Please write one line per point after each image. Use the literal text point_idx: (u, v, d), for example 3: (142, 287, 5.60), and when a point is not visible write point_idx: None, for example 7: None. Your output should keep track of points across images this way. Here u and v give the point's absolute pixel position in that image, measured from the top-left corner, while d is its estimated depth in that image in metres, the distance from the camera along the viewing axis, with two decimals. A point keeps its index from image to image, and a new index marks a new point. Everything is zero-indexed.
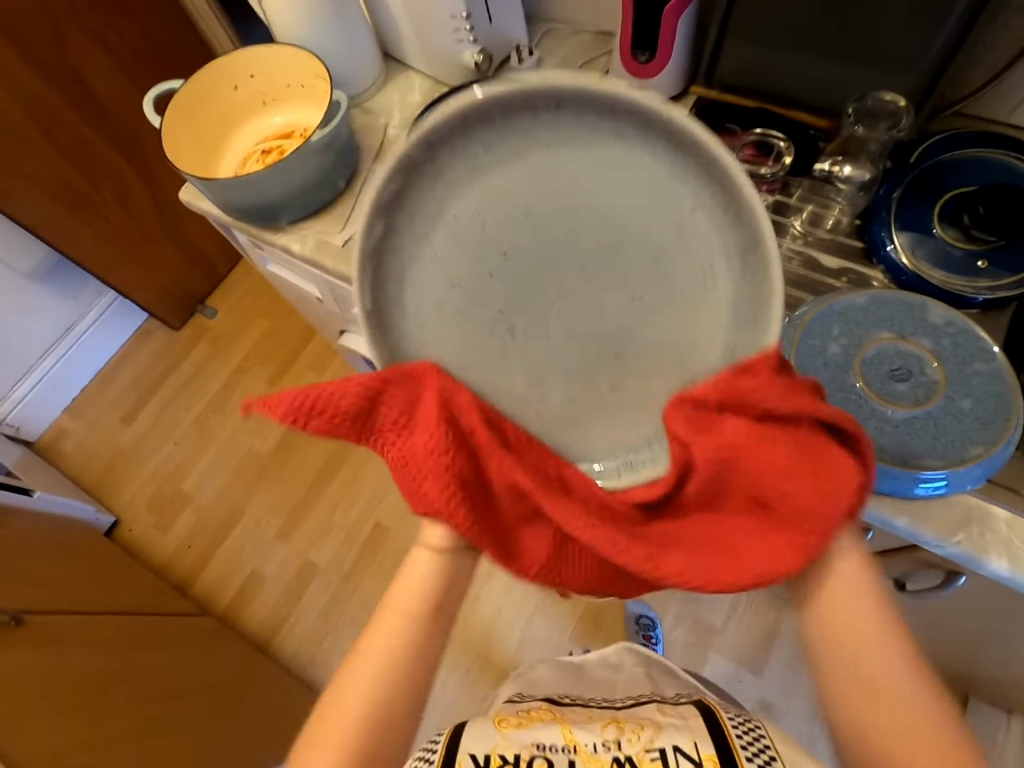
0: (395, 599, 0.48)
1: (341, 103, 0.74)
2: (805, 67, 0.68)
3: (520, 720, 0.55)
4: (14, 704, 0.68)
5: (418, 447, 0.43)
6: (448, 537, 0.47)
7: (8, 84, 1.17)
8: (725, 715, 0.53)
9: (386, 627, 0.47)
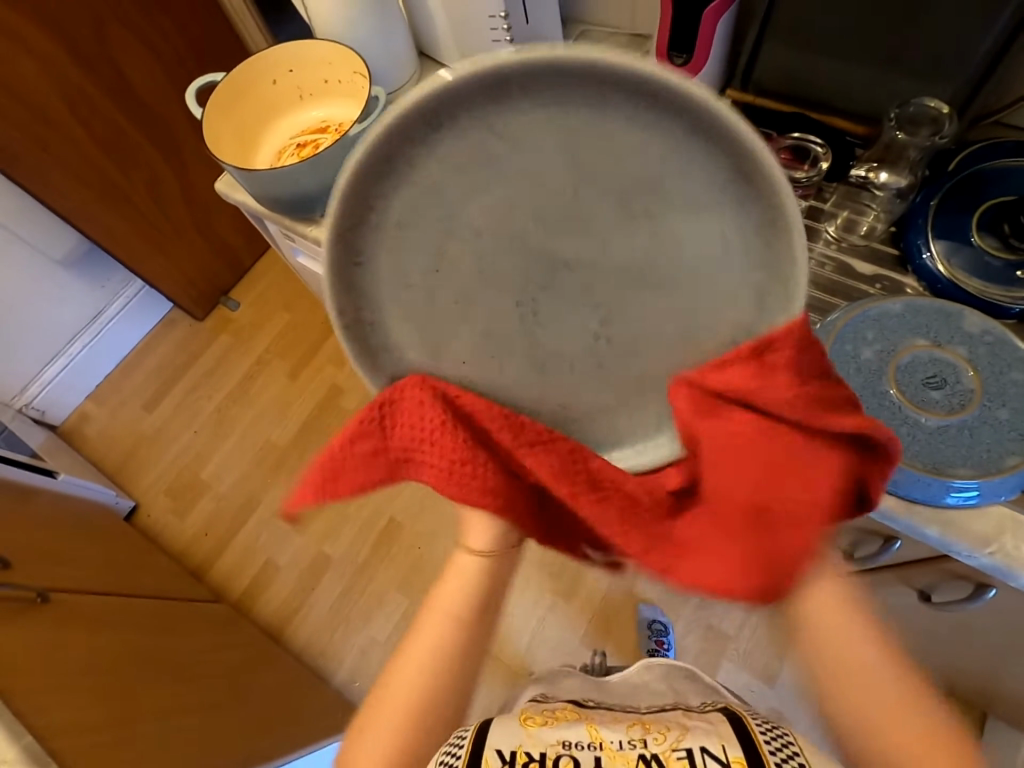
0: (440, 599, 0.50)
1: (380, 99, 0.74)
2: (844, 72, 0.68)
3: (545, 718, 0.56)
4: (42, 678, 0.70)
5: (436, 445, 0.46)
6: (486, 542, 0.50)
7: (50, 74, 1.20)
8: (751, 720, 0.53)
9: (432, 628, 0.49)
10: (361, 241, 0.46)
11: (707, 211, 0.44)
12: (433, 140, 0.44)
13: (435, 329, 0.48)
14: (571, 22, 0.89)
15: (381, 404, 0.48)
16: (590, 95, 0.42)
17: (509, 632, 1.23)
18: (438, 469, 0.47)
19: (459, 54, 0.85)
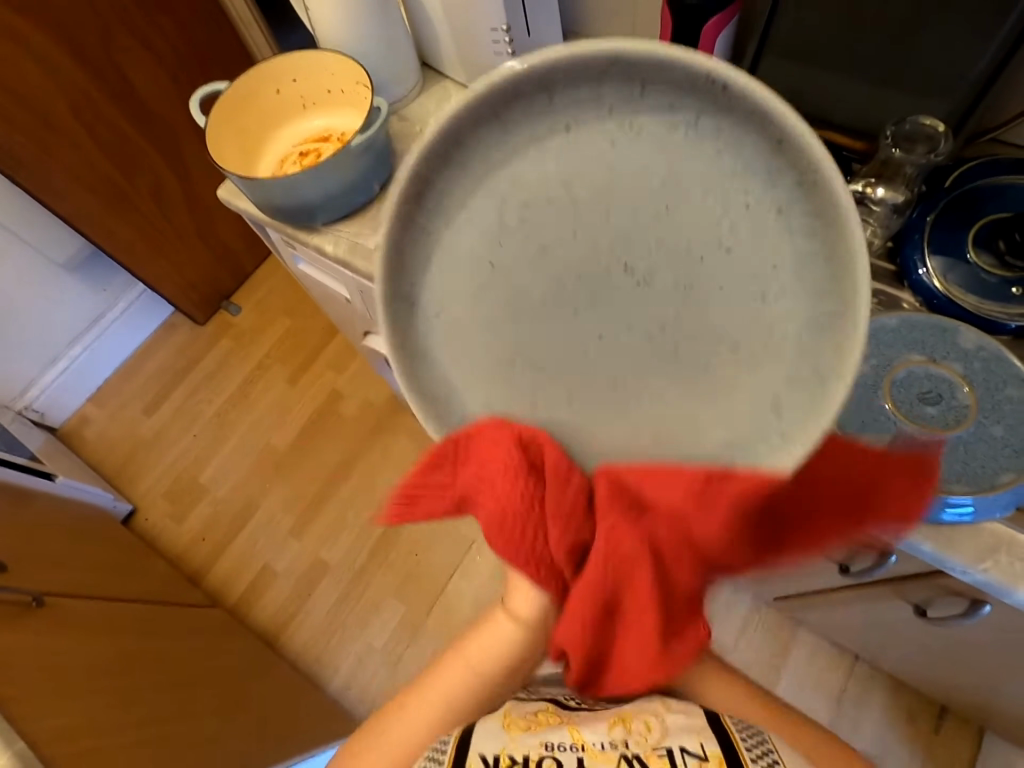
0: (471, 648, 0.55)
1: (381, 109, 0.75)
2: (841, 88, 0.69)
3: (527, 721, 0.54)
4: (38, 683, 0.70)
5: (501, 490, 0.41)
6: (530, 610, 0.53)
7: (56, 80, 1.21)
8: (733, 725, 0.53)
9: (460, 669, 0.55)
10: (413, 228, 0.45)
11: (775, 232, 0.40)
12: (509, 135, 0.43)
13: (480, 342, 0.45)
14: (572, 35, 0.90)
15: (449, 447, 0.43)
16: (667, 98, 0.40)
17: None
18: (505, 524, 0.42)
19: (461, 65, 0.86)
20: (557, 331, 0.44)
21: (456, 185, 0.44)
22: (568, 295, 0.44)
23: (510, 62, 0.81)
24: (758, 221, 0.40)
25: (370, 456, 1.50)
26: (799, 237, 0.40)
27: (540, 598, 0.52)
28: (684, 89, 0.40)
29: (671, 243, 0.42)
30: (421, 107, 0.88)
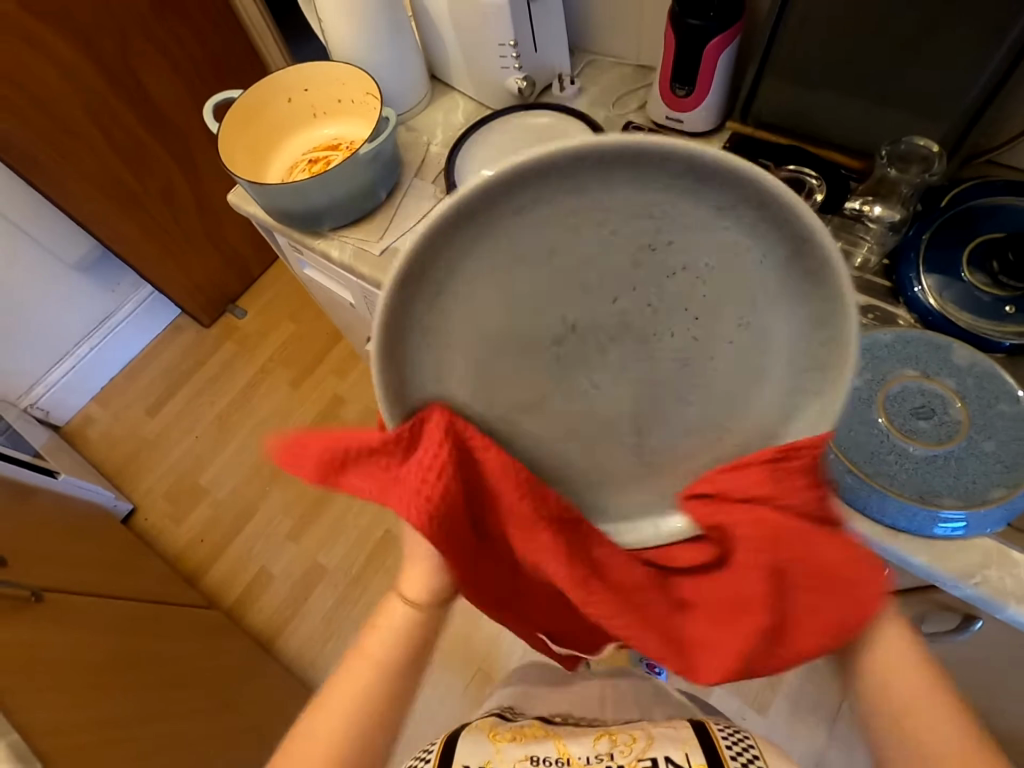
0: (369, 644, 0.49)
1: (390, 120, 0.77)
2: (840, 109, 0.70)
3: (514, 734, 0.56)
4: (35, 675, 0.70)
5: (416, 467, 0.39)
6: (427, 592, 0.50)
7: (73, 84, 1.24)
8: (715, 726, 0.53)
9: (359, 670, 0.48)
10: (418, 268, 0.37)
11: (777, 302, 0.39)
12: (549, 186, 0.36)
13: (476, 402, 0.41)
14: (578, 52, 0.92)
15: (398, 437, 0.40)
16: (657, 172, 0.36)
17: (500, 651, 1.24)
18: (423, 510, 0.39)
19: (469, 79, 0.88)
20: (550, 396, 0.42)
21: (445, 279, 0.38)
22: (565, 368, 0.42)
23: (517, 76, 0.83)
24: (766, 288, 0.39)
25: None
26: (804, 306, 0.39)
27: (438, 573, 0.50)
28: (743, 196, 0.36)
29: (681, 338, 0.41)
30: (428, 118, 0.90)
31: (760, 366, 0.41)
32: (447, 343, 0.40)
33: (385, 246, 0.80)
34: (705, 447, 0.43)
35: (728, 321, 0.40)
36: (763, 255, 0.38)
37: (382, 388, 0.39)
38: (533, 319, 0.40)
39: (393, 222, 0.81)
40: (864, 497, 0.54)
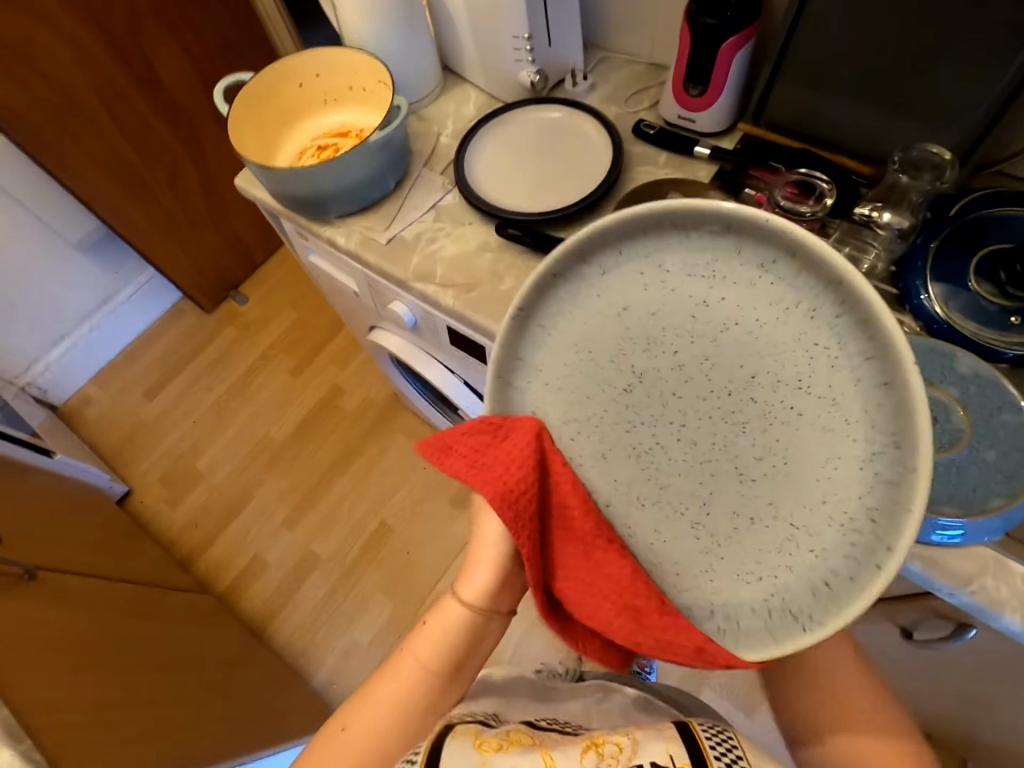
0: (419, 641, 0.56)
1: (402, 108, 0.77)
2: (852, 114, 0.70)
3: (498, 742, 0.53)
4: (28, 649, 0.70)
5: (503, 454, 0.44)
6: (480, 596, 0.55)
7: (82, 63, 1.23)
8: (698, 727, 0.53)
9: (409, 664, 0.55)
10: (542, 288, 0.46)
11: (849, 392, 0.39)
12: (659, 245, 0.43)
13: (558, 415, 0.46)
14: (591, 48, 0.92)
15: (496, 423, 0.46)
16: (756, 246, 0.40)
17: (491, 646, 1.24)
18: (499, 497, 0.43)
19: (481, 71, 0.87)
20: (616, 432, 0.45)
21: (567, 292, 0.46)
22: (633, 413, 0.44)
23: (530, 70, 0.82)
24: (838, 377, 0.39)
25: (368, 451, 1.51)
26: (876, 400, 0.38)
27: (494, 583, 0.55)
28: (822, 282, 0.39)
29: (743, 407, 0.41)
30: (439, 109, 0.90)
31: (830, 456, 0.39)
32: (553, 346, 0.47)
33: (392, 234, 0.79)
34: (764, 530, 0.41)
35: (793, 402, 0.40)
36: (837, 342, 0.39)
37: (496, 379, 0.48)
38: (615, 356, 0.45)
39: (402, 210, 0.81)
40: None
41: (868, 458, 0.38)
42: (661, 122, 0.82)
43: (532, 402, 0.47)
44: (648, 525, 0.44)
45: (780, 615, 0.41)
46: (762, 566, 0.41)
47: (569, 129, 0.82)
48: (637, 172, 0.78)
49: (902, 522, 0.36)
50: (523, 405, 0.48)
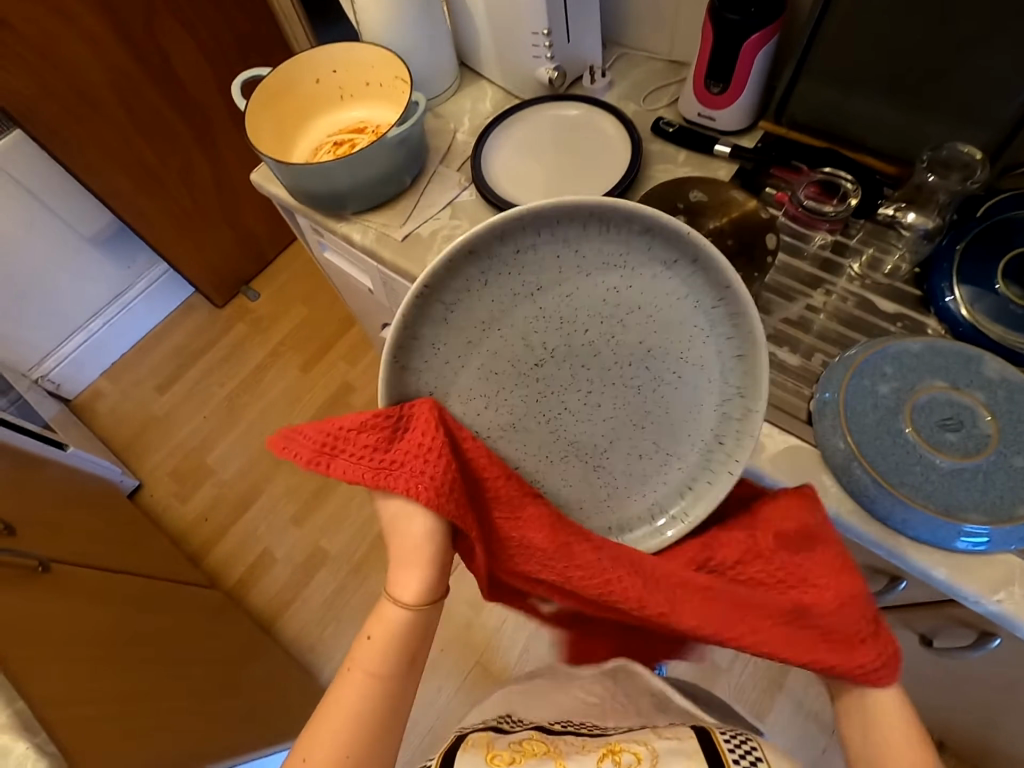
0: (358, 657, 0.51)
1: (419, 104, 0.76)
2: (877, 113, 0.69)
3: (513, 755, 0.55)
4: (47, 638, 0.71)
5: (412, 446, 0.46)
6: (415, 594, 0.51)
7: (100, 57, 1.24)
8: (719, 733, 0.54)
9: (352, 686, 0.49)
10: (455, 272, 0.47)
11: (709, 354, 0.49)
12: (574, 234, 0.47)
13: (464, 391, 0.49)
14: (610, 45, 0.91)
15: (390, 416, 0.47)
16: (651, 239, 0.47)
17: (500, 646, 1.24)
18: (429, 491, 0.45)
19: (499, 67, 0.87)
20: (525, 401, 0.50)
21: (478, 273, 0.47)
22: (541, 387, 0.50)
23: (549, 66, 0.81)
24: (702, 344, 0.49)
25: None
26: (730, 360, 0.49)
27: (427, 577, 0.51)
28: (700, 275, 0.47)
29: (639, 376, 0.50)
30: (455, 105, 0.89)
31: (695, 408, 0.50)
32: (466, 327, 0.48)
33: (408, 231, 0.79)
34: (641, 466, 0.52)
35: (678, 366, 0.49)
36: (703, 315, 0.48)
37: (393, 366, 0.48)
38: (525, 335, 0.49)
39: (417, 207, 0.81)
40: (887, 505, 0.53)
41: (721, 404, 0.50)
42: (681, 120, 0.81)
43: (432, 381, 0.49)
44: (555, 474, 0.51)
45: (661, 518, 0.52)
46: (645, 488, 0.52)
47: (587, 126, 0.81)
48: (655, 171, 0.77)
49: (743, 445, 0.49)
50: (420, 384, 0.49)
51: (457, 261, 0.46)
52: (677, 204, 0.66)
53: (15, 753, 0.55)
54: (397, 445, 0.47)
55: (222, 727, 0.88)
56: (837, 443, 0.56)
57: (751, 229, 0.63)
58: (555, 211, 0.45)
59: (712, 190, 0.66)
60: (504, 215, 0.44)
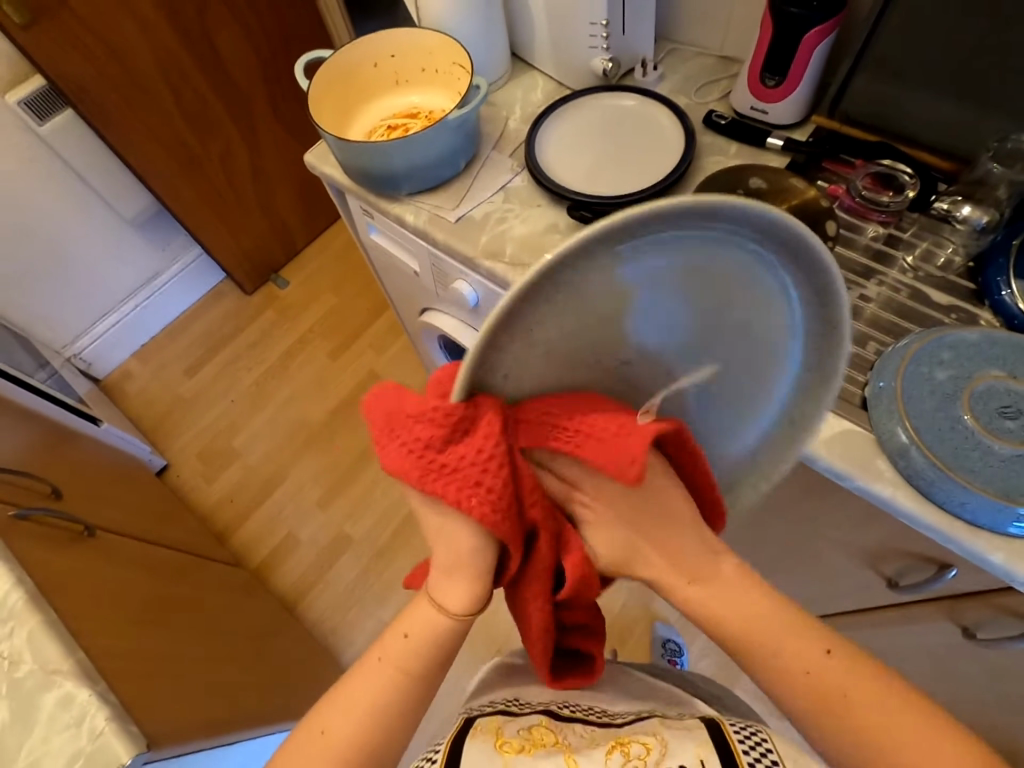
0: (391, 647, 0.46)
1: (480, 89, 0.78)
2: (934, 109, 0.70)
3: (523, 744, 0.50)
4: (97, 594, 0.73)
5: (470, 453, 0.36)
6: (465, 603, 0.45)
7: (151, 40, 1.27)
8: (728, 726, 0.49)
9: (375, 673, 0.45)
10: (588, 262, 0.32)
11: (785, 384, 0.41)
12: (731, 233, 0.33)
13: (537, 381, 0.36)
14: (660, 41, 0.92)
15: (452, 414, 0.36)
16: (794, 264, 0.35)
17: (519, 636, 1.25)
18: (484, 506, 0.37)
19: (553, 58, 0.88)
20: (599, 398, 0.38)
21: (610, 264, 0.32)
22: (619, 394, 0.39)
23: (604, 57, 0.83)
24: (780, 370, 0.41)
25: None
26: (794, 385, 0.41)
27: (478, 594, 0.44)
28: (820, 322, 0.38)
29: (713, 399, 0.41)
30: (508, 94, 0.91)
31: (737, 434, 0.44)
32: (554, 330, 0.34)
33: (460, 213, 0.80)
34: None
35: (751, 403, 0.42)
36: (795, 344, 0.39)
37: (487, 342, 0.32)
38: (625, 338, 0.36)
39: (470, 190, 0.82)
40: (946, 490, 0.54)
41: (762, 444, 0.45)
42: (732, 113, 0.82)
43: (509, 364, 0.34)
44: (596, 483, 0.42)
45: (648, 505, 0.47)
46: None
47: (641, 117, 0.82)
48: (707, 162, 0.78)
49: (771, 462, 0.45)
50: (498, 363, 0.34)
51: (596, 246, 0.31)
52: (736, 190, 0.67)
53: (78, 701, 0.56)
54: (445, 449, 0.37)
55: (253, 694, 0.89)
56: (895, 430, 0.57)
57: (813, 216, 0.64)
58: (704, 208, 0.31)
59: (772, 178, 0.67)
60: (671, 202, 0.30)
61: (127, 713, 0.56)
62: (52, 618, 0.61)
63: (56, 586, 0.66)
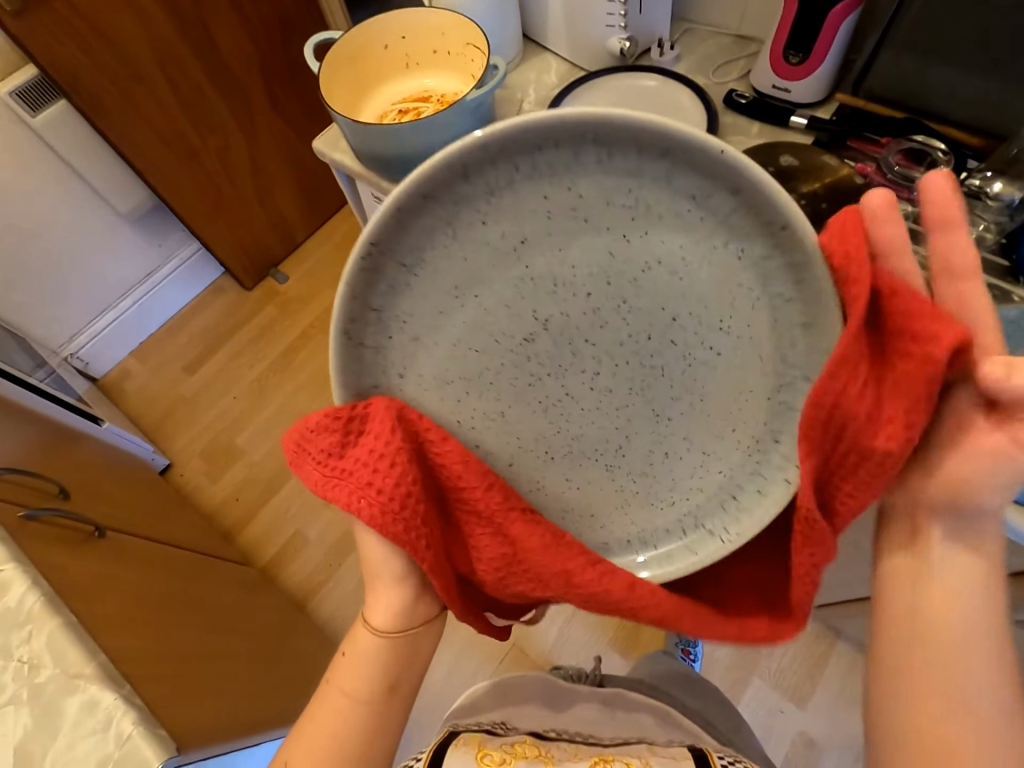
0: (338, 676, 0.50)
1: (498, 70, 0.76)
2: (960, 84, 0.68)
3: (504, 756, 0.55)
4: (114, 597, 0.71)
5: (365, 451, 0.42)
6: (388, 620, 0.49)
7: (147, 30, 1.24)
8: (715, 755, 0.55)
9: (332, 703, 0.49)
10: (426, 232, 0.42)
11: (753, 316, 0.42)
12: (560, 167, 0.40)
13: (439, 370, 0.45)
14: (676, 20, 0.90)
15: (343, 418, 0.43)
16: (662, 165, 0.40)
17: (533, 631, 1.23)
18: (374, 507, 0.41)
19: (567, 39, 0.86)
20: (520, 364, 0.45)
21: (456, 229, 0.42)
22: (536, 363, 0.45)
23: (622, 36, 0.81)
24: (743, 290, 0.42)
25: None
26: (765, 309, 0.41)
27: (403, 600, 0.49)
28: (717, 208, 0.40)
29: (661, 348, 0.44)
30: (521, 77, 0.89)
31: (740, 384, 0.43)
32: (426, 302, 0.43)
33: None
34: (674, 456, 0.46)
35: (710, 338, 0.43)
36: (746, 250, 0.40)
37: (354, 341, 0.43)
38: (515, 301, 0.43)
39: None
40: None
41: (773, 387, 0.43)
42: (753, 92, 0.80)
43: (400, 361, 0.44)
44: (556, 468, 0.47)
45: (694, 530, 0.47)
46: (673, 491, 0.47)
47: (661, 98, 0.80)
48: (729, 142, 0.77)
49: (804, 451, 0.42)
50: (390, 361, 0.45)
51: (427, 219, 0.41)
52: (767, 168, 0.66)
53: (103, 705, 0.54)
54: (348, 452, 0.43)
55: (267, 694, 0.88)
56: None
57: (847, 194, 0.63)
58: (503, 147, 0.39)
59: (803, 155, 0.66)
60: (461, 149, 0.39)
61: (154, 717, 0.55)
62: (72, 621, 0.59)
63: (76, 588, 0.64)
